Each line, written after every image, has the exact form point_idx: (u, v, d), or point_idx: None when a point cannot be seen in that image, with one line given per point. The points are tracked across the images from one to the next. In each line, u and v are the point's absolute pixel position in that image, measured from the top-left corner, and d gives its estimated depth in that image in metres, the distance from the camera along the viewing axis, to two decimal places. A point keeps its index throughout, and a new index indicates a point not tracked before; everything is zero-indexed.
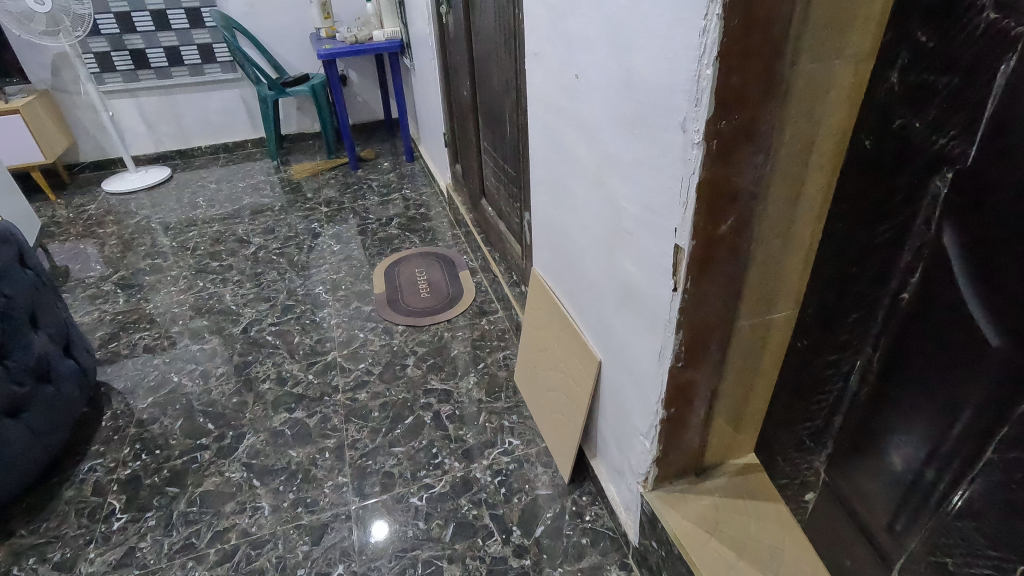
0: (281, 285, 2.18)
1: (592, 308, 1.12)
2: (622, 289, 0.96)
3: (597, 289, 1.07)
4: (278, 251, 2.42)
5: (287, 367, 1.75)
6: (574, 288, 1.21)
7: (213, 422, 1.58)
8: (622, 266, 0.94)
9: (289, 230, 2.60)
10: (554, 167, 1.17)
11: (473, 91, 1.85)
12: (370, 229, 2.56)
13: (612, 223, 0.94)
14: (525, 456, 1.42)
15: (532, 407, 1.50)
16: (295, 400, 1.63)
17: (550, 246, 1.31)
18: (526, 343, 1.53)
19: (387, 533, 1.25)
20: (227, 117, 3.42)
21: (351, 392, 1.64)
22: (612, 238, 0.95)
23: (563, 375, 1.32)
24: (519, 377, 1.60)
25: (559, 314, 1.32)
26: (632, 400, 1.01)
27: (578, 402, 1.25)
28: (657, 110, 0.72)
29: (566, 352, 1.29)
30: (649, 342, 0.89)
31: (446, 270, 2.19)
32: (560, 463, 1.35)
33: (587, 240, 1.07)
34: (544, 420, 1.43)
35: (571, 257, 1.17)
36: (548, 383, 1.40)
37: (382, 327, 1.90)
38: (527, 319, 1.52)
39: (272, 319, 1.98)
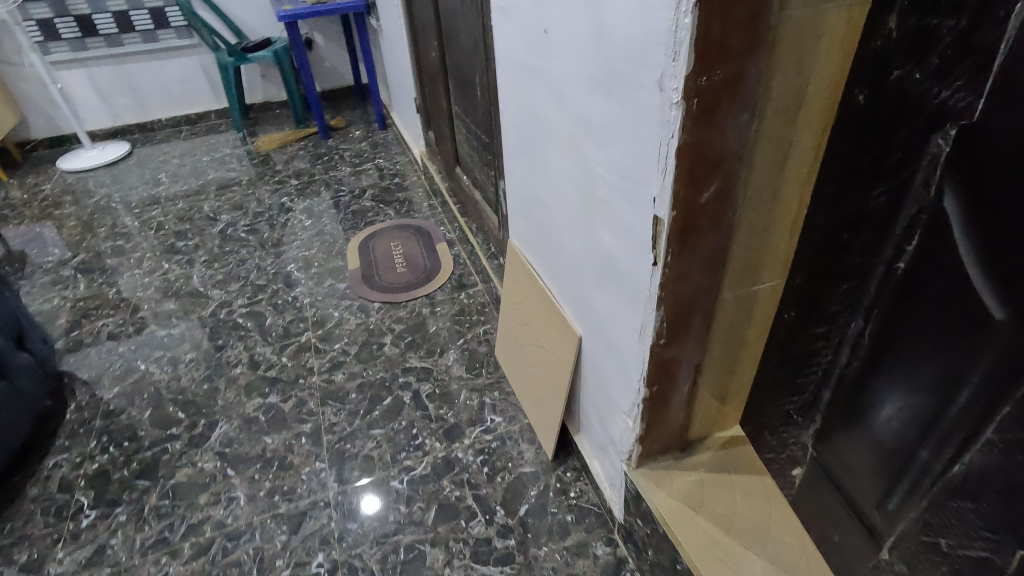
0: (251, 264, 2.09)
1: (569, 282, 1.07)
2: (600, 263, 0.90)
3: (575, 263, 1.01)
4: (246, 228, 2.32)
5: (259, 350, 1.69)
6: (551, 261, 1.15)
7: (183, 411, 1.52)
8: (599, 239, 0.88)
9: (258, 205, 2.49)
10: (526, 133, 1.09)
11: (442, 52, 1.74)
12: (343, 201, 2.46)
13: (587, 193, 0.88)
14: (508, 433, 1.38)
15: (514, 383, 1.46)
16: (269, 385, 1.57)
17: (525, 217, 1.24)
18: (505, 318, 1.48)
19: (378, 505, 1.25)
20: (186, 87, 3.24)
21: (327, 374, 1.58)
22: (588, 209, 0.89)
23: (544, 349, 1.28)
24: (500, 351, 1.56)
25: (537, 287, 1.26)
26: (613, 377, 0.97)
27: (560, 377, 1.21)
28: (632, 67, 0.65)
29: (547, 327, 1.24)
30: (630, 318, 0.84)
31: (423, 243, 2.11)
32: (544, 439, 1.32)
33: (563, 211, 1.01)
34: (526, 396, 1.40)
35: (547, 228, 1.11)
36: (529, 358, 1.36)
37: (358, 305, 1.83)
38: (506, 292, 1.47)
39: (243, 300, 1.90)
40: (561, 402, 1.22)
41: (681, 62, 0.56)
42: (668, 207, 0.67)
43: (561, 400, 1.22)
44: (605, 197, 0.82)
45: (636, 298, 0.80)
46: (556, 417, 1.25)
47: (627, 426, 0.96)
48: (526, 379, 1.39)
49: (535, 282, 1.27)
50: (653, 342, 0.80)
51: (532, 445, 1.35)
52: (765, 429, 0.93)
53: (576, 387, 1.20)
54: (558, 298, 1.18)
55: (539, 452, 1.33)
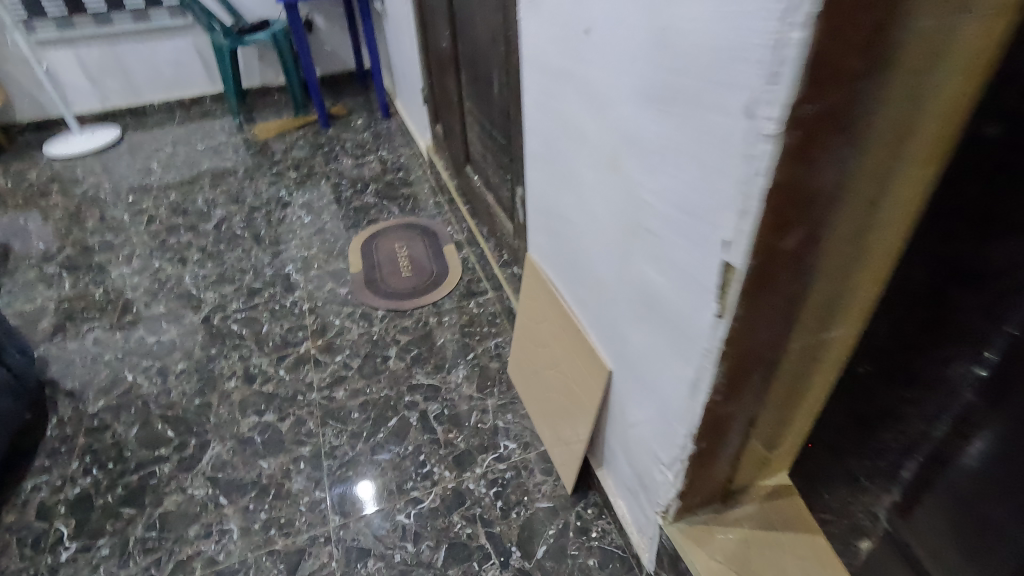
0: (247, 264, 1.97)
1: (599, 311, 0.96)
2: (640, 299, 0.79)
3: (608, 293, 0.90)
4: (242, 224, 2.20)
5: (255, 362, 1.58)
6: (576, 285, 1.03)
7: (173, 429, 1.41)
8: (641, 273, 0.77)
9: (254, 199, 2.36)
10: (553, 142, 0.97)
11: (454, 42, 1.61)
12: (345, 196, 2.34)
13: (628, 220, 0.76)
14: (523, 462, 1.29)
15: (530, 406, 1.36)
16: (265, 401, 1.46)
17: (547, 231, 1.12)
18: (521, 335, 1.38)
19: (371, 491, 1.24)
20: (180, 69, 3.08)
21: (328, 390, 1.48)
22: (627, 238, 0.78)
23: (566, 375, 1.17)
24: (514, 368, 1.45)
25: (559, 309, 1.15)
26: (649, 424, 0.87)
27: (584, 409, 1.11)
28: (705, 85, 0.53)
29: (570, 353, 1.14)
30: (676, 368, 0.73)
31: (429, 245, 2.00)
32: (563, 471, 1.22)
33: (595, 235, 0.89)
34: (543, 422, 1.30)
35: (574, 249, 1.00)
36: (548, 382, 1.26)
37: (361, 313, 1.73)
38: (522, 308, 1.36)
39: (238, 305, 1.79)
40: (585, 435, 1.12)
41: (783, 84, 0.44)
42: (744, 254, 0.55)
43: (585, 433, 1.12)
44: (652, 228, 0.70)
45: (688, 347, 0.69)
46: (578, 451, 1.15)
47: (665, 479, 0.86)
48: (544, 404, 1.29)
49: (557, 302, 1.16)
50: (707, 398, 0.69)
51: (549, 476, 1.25)
52: (820, 486, 0.83)
53: (601, 421, 1.09)
54: (584, 324, 1.07)
55: (557, 485, 1.23)
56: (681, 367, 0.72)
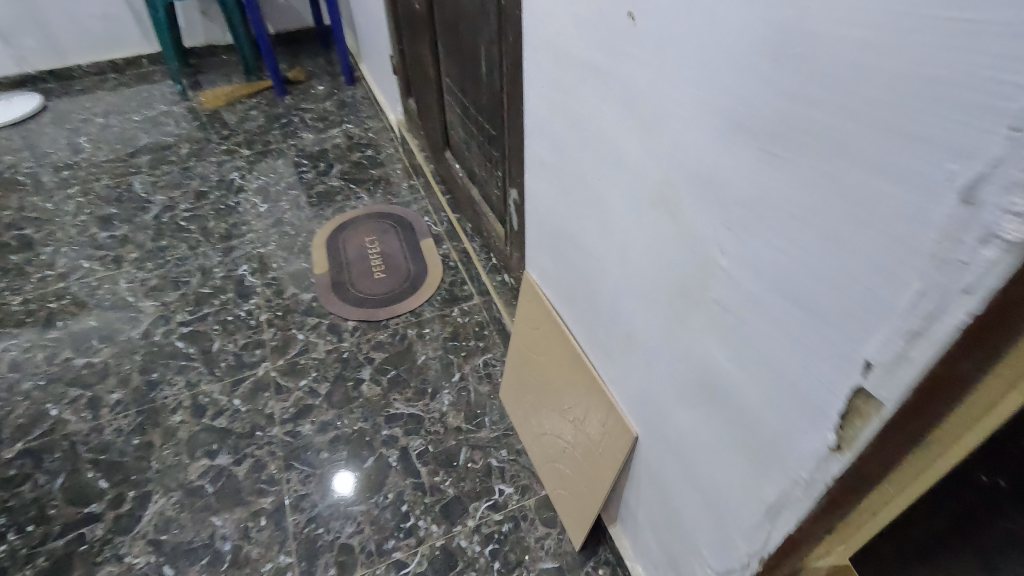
0: (193, 265, 1.71)
1: (627, 367, 0.77)
2: (695, 380, 0.60)
3: (643, 353, 0.71)
4: (187, 215, 1.92)
5: (205, 389, 1.36)
6: (595, 327, 0.84)
7: (107, 478, 1.20)
8: (700, 352, 0.57)
9: (201, 183, 2.07)
10: (567, 152, 0.75)
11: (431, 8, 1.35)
12: (306, 179, 2.06)
13: (685, 282, 0.56)
14: (522, 511, 1.12)
15: (529, 442, 1.19)
16: (217, 439, 1.26)
17: (554, 254, 0.92)
18: (518, 362, 1.19)
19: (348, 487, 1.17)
20: (109, 27, 2.68)
21: (292, 424, 1.28)
22: (682, 302, 0.58)
23: (575, 421, 1.00)
24: (507, 395, 1.27)
25: (569, 346, 0.96)
26: (695, 519, 0.69)
27: (599, 465, 0.94)
28: (869, 133, 0.32)
29: (581, 399, 0.96)
30: (750, 482, 0.55)
31: (405, 240, 1.77)
32: (569, 524, 1.06)
33: (627, 281, 0.69)
34: (546, 463, 1.13)
35: (594, 288, 0.79)
36: (553, 421, 1.08)
37: (328, 326, 1.51)
38: (517, 331, 1.17)
39: (183, 317, 1.55)
40: (601, 495, 0.95)
41: None
42: (902, 387, 0.36)
43: (600, 492, 0.95)
44: (727, 304, 0.51)
45: (771, 466, 0.51)
46: (590, 509, 0.99)
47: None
48: (546, 444, 1.12)
49: (565, 337, 0.97)
50: (794, 530, 0.52)
51: (553, 528, 1.09)
52: None
53: (619, 481, 0.92)
54: (602, 371, 0.88)
55: (562, 540, 1.08)
56: (758, 484, 0.54)
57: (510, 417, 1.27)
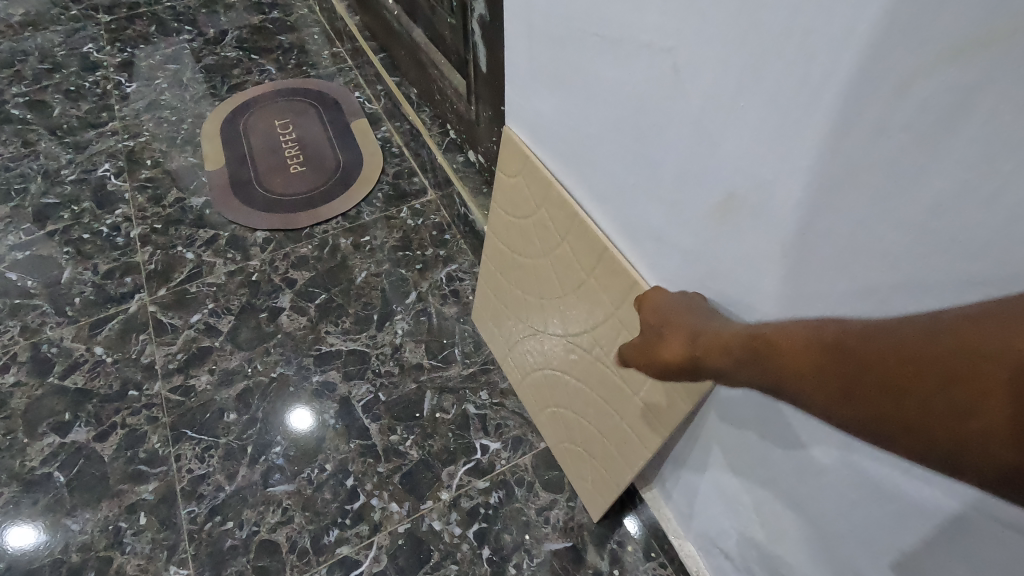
0: (31, 167, 1.23)
1: (701, 274, 0.47)
2: (904, 283, 0.32)
3: (748, 248, 0.41)
4: (22, 101, 1.39)
5: (51, 337, 0.96)
6: (629, 216, 0.53)
7: None
8: (939, 218, 0.29)
9: (42, 58, 1.51)
10: None
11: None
12: (191, 48, 1.54)
13: (922, 67, 0.27)
14: (515, 474, 0.82)
15: (518, 379, 0.86)
16: (71, 406, 0.88)
17: (550, 110, 0.59)
18: (497, 271, 0.84)
19: (309, 424, 0.86)
20: None
21: (183, 377, 0.91)
22: (899, 120, 0.28)
23: (596, 355, 0.67)
24: (482, 316, 0.93)
25: (586, 243, 0.61)
26: (847, 491, 0.43)
27: (639, 419, 0.63)
28: None
29: (608, 326, 0.62)
30: None
31: (330, 122, 1.32)
32: (581, 490, 0.77)
33: (723, 117, 0.38)
34: (544, 408, 0.81)
35: (633, 150, 0.48)
36: (554, 350, 0.75)
37: (228, 239, 1.10)
38: (493, 226, 0.80)
39: (17, 238, 1.10)
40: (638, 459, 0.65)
41: None
42: None
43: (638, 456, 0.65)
44: None
45: None
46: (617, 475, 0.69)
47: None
48: (545, 383, 0.80)
49: (579, 230, 0.62)
50: None
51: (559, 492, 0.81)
52: None
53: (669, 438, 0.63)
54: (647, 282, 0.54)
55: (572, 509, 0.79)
56: None
57: (489, 346, 0.94)
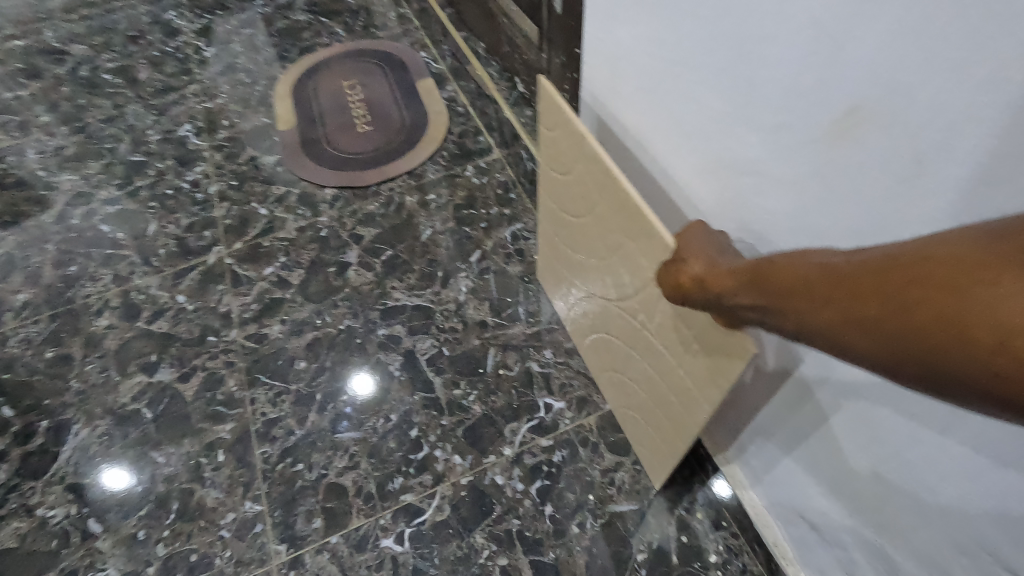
0: (120, 128, 1.30)
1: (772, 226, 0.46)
2: (991, 204, 0.30)
3: (818, 189, 0.41)
4: (112, 67, 1.47)
5: (139, 285, 1.01)
6: (695, 174, 0.53)
7: (10, 404, 0.88)
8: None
9: (130, 27, 1.59)
10: None
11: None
12: (263, 13, 1.57)
13: None
14: (579, 433, 0.80)
15: (580, 342, 0.83)
16: (157, 348, 0.93)
17: (617, 70, 0.60)
18: (551, 233, 0.81)
19: (371, 389, 0.86)
20: None
21: (257, 326, 0.94)
22: (963, 23, 0.28)
23: (641, 321, 0.63)
24: (547, 282, 0.92)
25: (621, 200, 0.57)
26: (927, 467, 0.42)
27: (684, 389, 0.59)
28: None
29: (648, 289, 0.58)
30: None
31: (396, 82, 1.32)
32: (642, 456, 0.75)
33: (784, 52, 0.39)
34: (602, 373, 0.79)
35: (699, 99, 0.49)
36: (605, 316, 0.72)
37: (299, 196, 1.12)
38: (542, 186, 0.78)
39: (109, 193, 1.16)
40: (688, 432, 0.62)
41: None
42: None
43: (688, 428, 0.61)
44: None
45: None
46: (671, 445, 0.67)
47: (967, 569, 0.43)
48: (600, 349, 0.77)
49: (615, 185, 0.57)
50: None
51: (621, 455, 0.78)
52: None
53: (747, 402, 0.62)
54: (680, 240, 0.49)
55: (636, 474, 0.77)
56: None
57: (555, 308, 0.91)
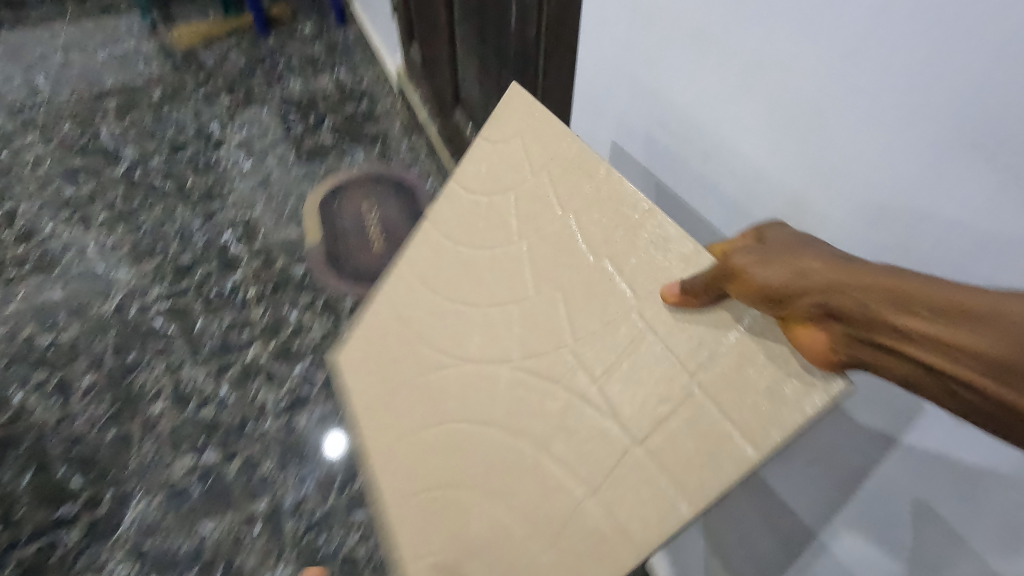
0: (170, 230, 1.54)
1: (812, 225, 0.48)
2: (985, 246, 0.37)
3: (853, 186, 0.44)
4: (162, 171, 1.72)
5: (188, 375, 1.23)
6: (724, 182, 0.57)
7: (80, 474, 1.08)
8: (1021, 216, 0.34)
9: (178, 134, 1.86)
10: None
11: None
12: (294, 133, 1.86)
13: None
14: (401, 534, 0.62)
15: (396, 456, 0.65)
16: (204, 433, 1.14)
17: (630, 96, 0.68)
18: (409, 257, 0.72)
19: (342, 450, 1.12)
20: None
21: (288, 417, 1.17)
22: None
23: (538, 285, 0.60)
24: (346, 365, 0.73)
25: (591, 202, 0.59)
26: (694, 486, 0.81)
27: (586, 429, 0.53)
28: None
29: (573, 314, 0.57)
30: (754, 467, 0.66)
31: (406, 206, 1.60)
32: (460, 513, 0.59)
33: (798, 58, 0.45)
34: (413, 433, 0.64)
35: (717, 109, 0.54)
36: (445, 375, 0.64)
37: (324, 304, 1.37)
38: (439, 282, 0.68)
39: (161, 290, 1.39)
40: (575, 494, 0.52)
41: None
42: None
43: (581, 459, 0.52)
44: None
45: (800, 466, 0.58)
46: (522, 511, 0.55)
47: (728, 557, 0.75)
48: (435, 496, 0.61)
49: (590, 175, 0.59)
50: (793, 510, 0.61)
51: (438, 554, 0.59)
52: None
53: None
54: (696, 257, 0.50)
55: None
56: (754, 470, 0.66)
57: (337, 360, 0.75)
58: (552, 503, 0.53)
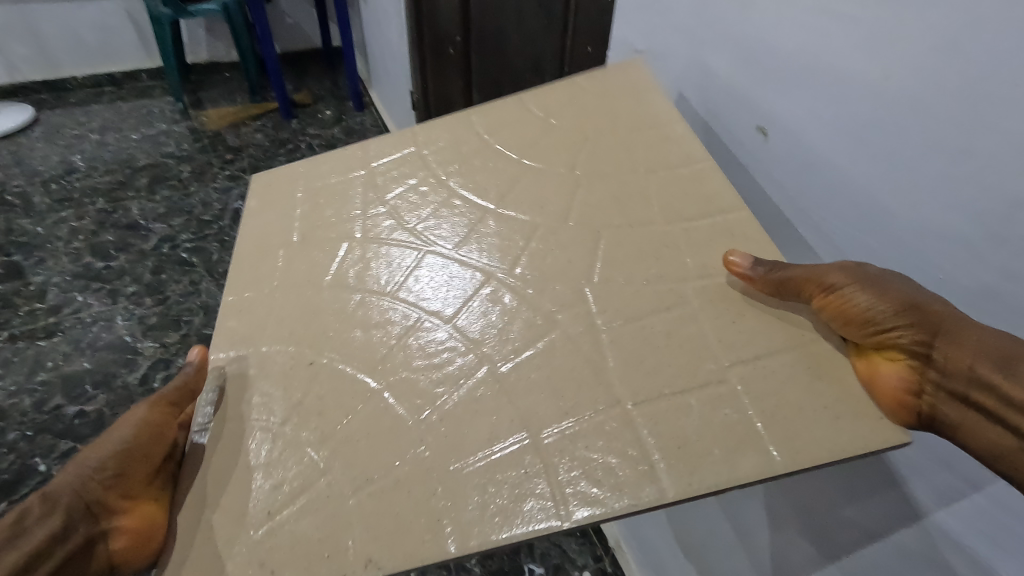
0: (195, 303, 1.62)
1: (902, 238, 0.48)
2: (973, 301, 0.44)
3: (955, 219, 0.43)
4: (189, 246, 1.82)
5: None
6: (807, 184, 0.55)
7: None
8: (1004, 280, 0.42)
9: (205, 211, 1.97)
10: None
11: (468, 33, 1.34)
12: None
13: None
14: (239, 410, 0.50)
15: (292, 322, 0.56)
16: None
17: (709, 91, 0.63)
18: (357, 176, 0.67)
19: None
20: (108, 37, 2.40)
21: None
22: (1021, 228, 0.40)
23: (505, 226, 0.58)
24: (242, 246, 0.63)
25: (610, 194, 0.59)
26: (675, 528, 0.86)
27: (525, 367, 0.49)
28: None
29: (565, 251, 0.55)
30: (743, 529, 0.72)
31: None
32: (334, 417, 0.49)
33: (939, 70, 0.42)
34: (322, 293, 0.57)
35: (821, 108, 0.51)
36: (350, 272, 0.58)
37: None
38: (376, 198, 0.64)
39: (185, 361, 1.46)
40: (504, 421, 0.46)
41: None
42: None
43: (516, 393, 0.47)
44: None
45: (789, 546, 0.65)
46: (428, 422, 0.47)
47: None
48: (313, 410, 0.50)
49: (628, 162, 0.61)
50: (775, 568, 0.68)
51: (283, 428, 0.48)
52: None
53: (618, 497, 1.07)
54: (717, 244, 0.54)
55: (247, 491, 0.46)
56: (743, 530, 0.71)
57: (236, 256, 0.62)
58: (451, 425, 0.46)
